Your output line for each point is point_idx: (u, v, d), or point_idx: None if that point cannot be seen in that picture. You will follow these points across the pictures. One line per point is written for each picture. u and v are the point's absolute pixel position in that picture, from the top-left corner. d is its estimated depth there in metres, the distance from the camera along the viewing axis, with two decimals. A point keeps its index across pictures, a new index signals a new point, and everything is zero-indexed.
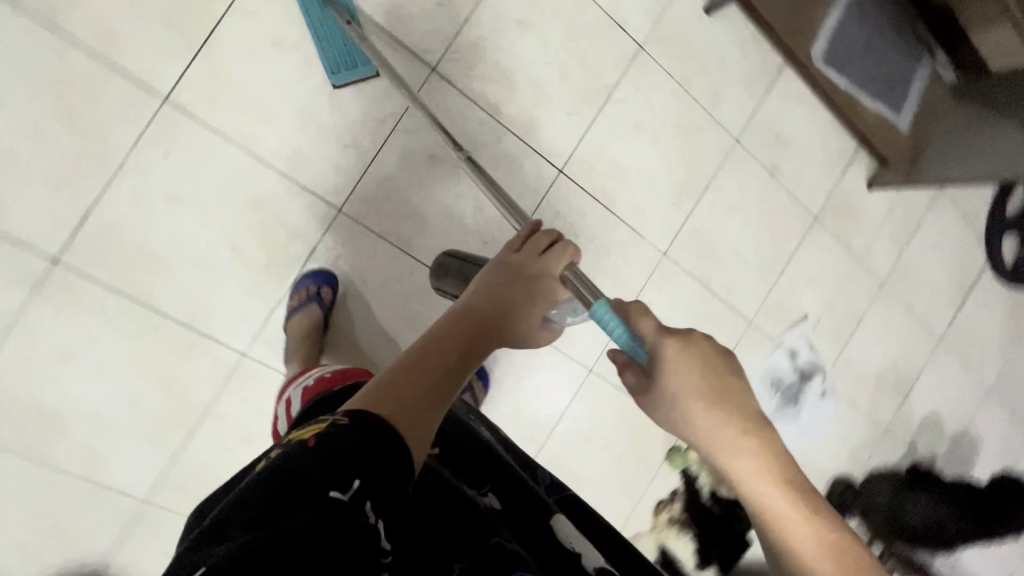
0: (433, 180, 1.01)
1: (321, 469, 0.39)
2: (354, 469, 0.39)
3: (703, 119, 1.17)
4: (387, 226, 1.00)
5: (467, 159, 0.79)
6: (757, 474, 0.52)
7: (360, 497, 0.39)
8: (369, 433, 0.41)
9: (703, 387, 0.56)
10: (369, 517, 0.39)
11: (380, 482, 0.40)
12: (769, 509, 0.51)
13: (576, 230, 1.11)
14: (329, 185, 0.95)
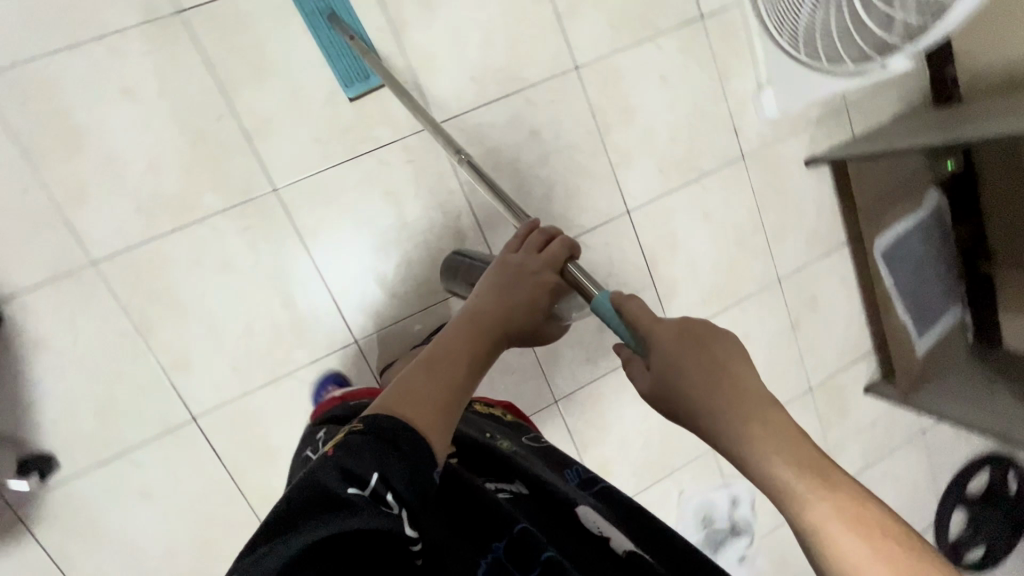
0: (523, 152, 1.07)
1: (340, 472, 0.44)
2: (363, 469, 0.44)
3: (762, 245, 1.25)
4: None
5: (465, 160, 0.79)
6: (808, 484, 0.46)
7: (376, 491, 0.44)
8: (380, 435, 0.47)
9: (737, 391, 0.51)
10: (389, 506, 0.44)
11: (395, 475, 0.45)
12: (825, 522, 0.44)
13: (612, 269, 1.15)
14: (440, 100, 1.01)
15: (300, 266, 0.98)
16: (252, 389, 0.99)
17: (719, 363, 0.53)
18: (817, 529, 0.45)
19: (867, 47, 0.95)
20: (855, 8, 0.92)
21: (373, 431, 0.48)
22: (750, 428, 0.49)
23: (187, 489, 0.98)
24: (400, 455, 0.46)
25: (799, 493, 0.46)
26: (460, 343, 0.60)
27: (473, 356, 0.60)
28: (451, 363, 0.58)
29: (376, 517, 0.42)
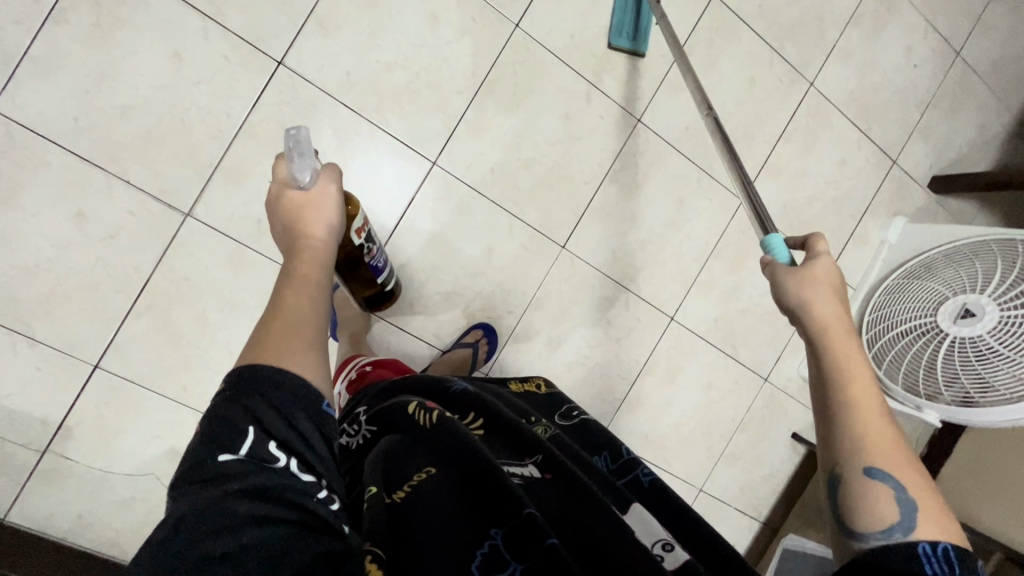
0: (661, 202, 1.16)
1: (212, 437, 0.44)
2: (237, 434, 0.44)
3: (717, 450, 1.28)
4: (625, 163, 1.13)
5: (710, 118, 0.81)
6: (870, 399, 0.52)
7: (257, 454, 0.44)
8: (242, 379, 0.47)
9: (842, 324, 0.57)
10: (274, 460, 0.44)
11: (270, 420, 0.45)
12: (871, 439, 0.50)
13: (622, 339, 1.18)
14: (657, 115, 1.13)
15: (465, 80, 1.02)
16: (336, 99, 0.97)
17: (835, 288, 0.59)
18: (873, 453, 0.49)
19: (921, 387, 1.10)
20: (935, 357, 1.08)
21: (232, 390, 0.46)
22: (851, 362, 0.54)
23: (203, 94, 0.92)
24: (270, 397, 0.46)
25: (870, 424, 0.51)
26: (288, 289, 0.57)
27: (314, 287, 0.58)
28: (292, 301, 0.55)
29: (257, 475, 0.43)
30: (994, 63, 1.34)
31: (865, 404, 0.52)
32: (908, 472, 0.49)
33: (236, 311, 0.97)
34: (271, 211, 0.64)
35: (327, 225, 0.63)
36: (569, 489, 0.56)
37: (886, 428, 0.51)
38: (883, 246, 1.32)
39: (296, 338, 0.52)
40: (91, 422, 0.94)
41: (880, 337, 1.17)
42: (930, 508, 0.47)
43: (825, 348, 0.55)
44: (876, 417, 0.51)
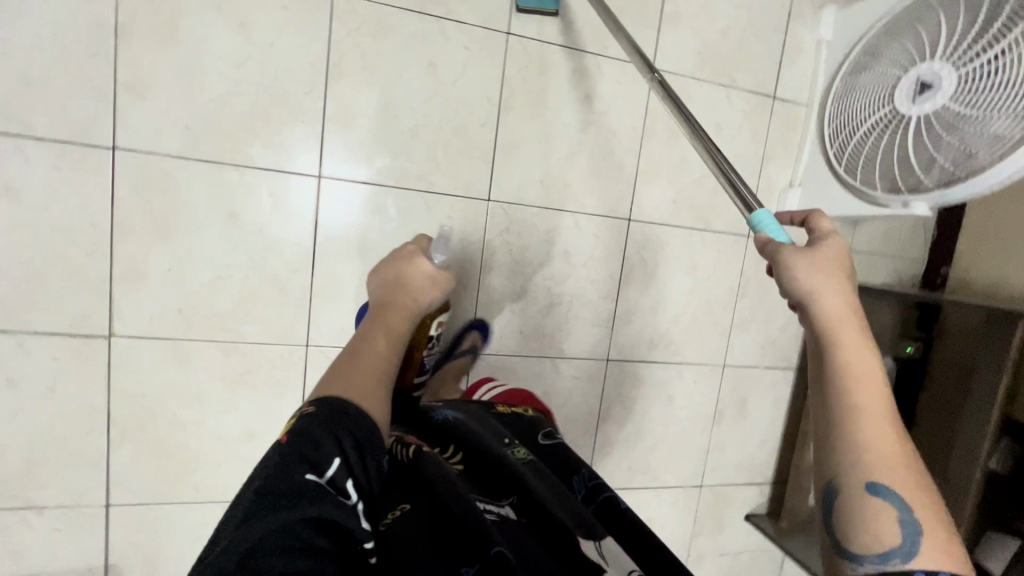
0: (569, 107, 1.06)
1: (289, 465, 0.51)
2: (323, 460, 0.53)
3: (723, 322, 1.26)
4: (515, 84, 1.03)
5: (655, 79, 0.88)
6: (877, 410, 0.54)
7: (331, 481, 0.52)
8: (334, 414, 0.57)
9: (852, 326, 0.59)
10: (343, 496, 0.53)
11: (347, 459, 0.55)
12: (878, 454, 0.52)
13: (588, 261, 1.14)
14: (526, 17, 1.01)
15: (309, 75, 0.92)
16: (189, 158, 0.89)
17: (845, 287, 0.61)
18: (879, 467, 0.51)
19: (901, 180, 1.02)
20: (907, 145, 0.99)
21: (320, 419, 0.56)
22: (857, 366, 0.56)
23: (57, 215, 0.86)
24: (347, 432, 0.56)
25: (875, 436, 0.53)
26: (369, 343, 0.72)
27: (388, 347, 0.74)
28: (368, 356, 0.70)
29: (322, 503, 0.50)
30: None
31: (874, 417, 0.54)
32: (912, 488, 0.51)
33: (207, 401, 0.96)
34: (380, 271, 0.85)
35: (422, 294, 0.83)
36: (540, 530, 0.58)
37: (892, 440, 0.53)
38: (822, 46, 1.19)
39: (367, 384, 0.64)
40: (132, 552, 0.97)
41: (849, 143, 1.09)
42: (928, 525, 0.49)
43: (836, 348, 0.57)
44: (885, 432, 0.53)
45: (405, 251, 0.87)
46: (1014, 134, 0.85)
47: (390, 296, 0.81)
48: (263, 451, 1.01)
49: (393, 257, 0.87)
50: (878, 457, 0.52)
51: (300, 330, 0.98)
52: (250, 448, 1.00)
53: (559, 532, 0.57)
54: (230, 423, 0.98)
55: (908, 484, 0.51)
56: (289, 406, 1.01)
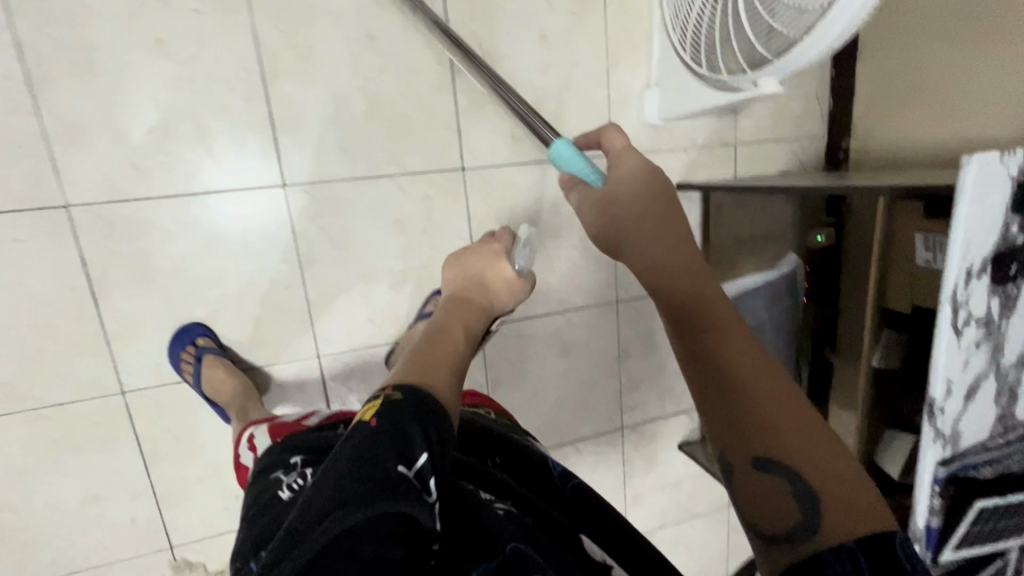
0: (352, 55, 0.90)
1: (390, 447, 0.44)
2: (411, 447, 0.44)
3: (605, 256, 1.14)
4: (274, 43, 0.86)
5: (444, 29, 0.83)
6: (741, 362, 0.47)
7: (422, 474, 0.44)
8: (421, 405, 0.48)
9: (687, 263, 0.53)
10: (428, 494, 0.43)
11: (435, 455, 0.46)
12: (766, 420, 0.45)
13: (429, 226, 1.00)
14: None
15: (9, 90, 0.77)
16: None
17: (660, 220, 0.55)
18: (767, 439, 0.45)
19: (742, 58, 0.86)
20: (738, 14, 0.82)
21: (413, 402, 0.48)
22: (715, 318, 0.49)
23: None
24: (428, 424, 0.47)
25: (751, 395, 0.46)
26: (437, 336, 0.62)
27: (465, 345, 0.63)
28: (437, 351, 0.59)
29: (413, 500, 0.41)
30: None
31: (752, 375, 0.47)
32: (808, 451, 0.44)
33: (28, 477, 0.88)
34: (450, 261, 0.76)
35: (503, 295, 0.74)
36: (549, 532, 0.49)
37: (782, 395, 0.46)
38: None
39: (433, 370, 0.55)
40: None
41: (688, 25, 0.92)
42: (840, 490, 0.42)
43: (693, 317, 0.50)
44: (774, 390, 0.46)
45: (492, 241, 0.78)
46: None
47: (467, 294, 0.72)
48: (115, 511, 0.93)
49: (474, 249, 0.77)
50: (761, 419, 0.46)
51: (110, 378, 0.89)
52: (98, 511, 0.92)
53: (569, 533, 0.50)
54: (66, 492, 0.90)
55: (783, 434, 0.45)
56: (127, 460, 0.92)
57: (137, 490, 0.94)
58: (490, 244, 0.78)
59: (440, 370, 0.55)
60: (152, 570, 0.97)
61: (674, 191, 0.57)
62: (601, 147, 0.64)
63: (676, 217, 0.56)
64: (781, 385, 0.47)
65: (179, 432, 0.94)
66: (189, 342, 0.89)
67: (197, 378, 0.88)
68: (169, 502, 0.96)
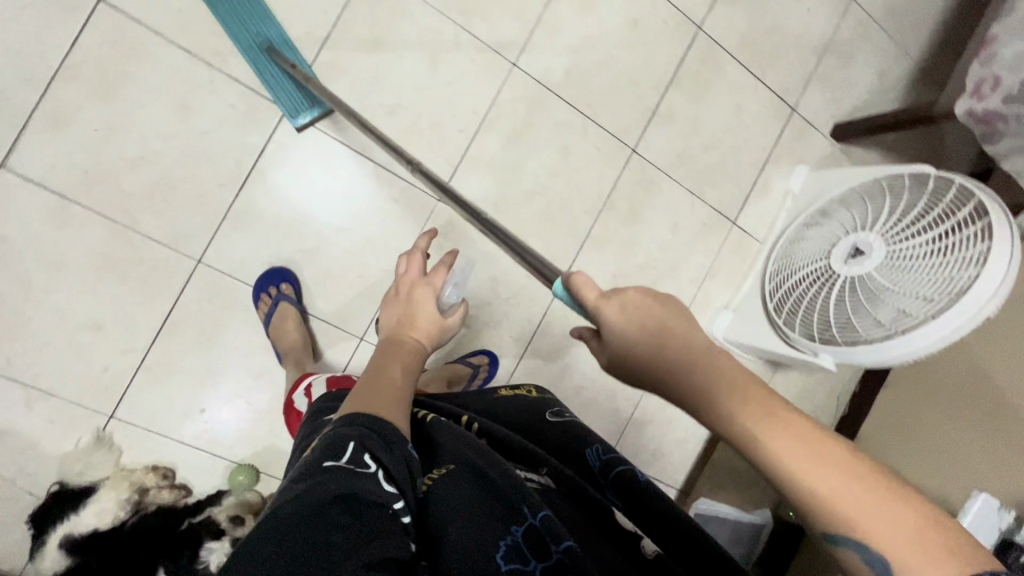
0: (544, 150, 1.10)
1: (316, 455, 0.46)
2: (340, 446, 0.46)
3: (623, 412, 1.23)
4: (504, 108, 1.07)
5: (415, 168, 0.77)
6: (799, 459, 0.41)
7: (353, 458, 0.45)
8: (348, 419, 0.50)
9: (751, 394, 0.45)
10: (366, 467, 0.45)
11: (366, 438, 0.47)
12: (823, 495, 0.40)
13: (511, 296, 1.13)
14: (534, 57, 1.07)
15: (318, 19, 0.95)
16: (167, 40, 0.89)
17: (663, 324, 0.50)
18: (837, 518, 0.40)
19: (816, 330, 1.05)
20: (830, 299, 1.02)
21: (343, 420, 0.50)
22: (734, 408, 0.45)
23: (10, 33, 0.83)
24: (356, 424, 0.49)
25: (801, 481, 0.41)
26: (375, 376, 0.61)
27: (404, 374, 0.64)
28: (376, 388, 0.58)
29: (353, 480, 0.43)
30: (890, 7, 1.31)
31: (793, 455, 0.42)
32: (876, 517, 0.39)
33: (64, 274, 0.89)
34: (384, 298, 0.76)
35: (435, 312, 0.74)
36: (581, 505, 0.57)
37: (831, 459, 0.41)
38: (788, 196, 1.27)
39: (376, 399, 0.56)
40: None
41: (784, 284, 1.13)
42: (936, 552, 0.37)
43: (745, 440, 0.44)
44: (838, 466, 0.41)
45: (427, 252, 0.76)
46: (920, 316, 0.90)
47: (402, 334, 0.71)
48: (98, 351, 0.91)
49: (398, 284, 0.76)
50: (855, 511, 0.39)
51: (199, 244, 0.94)
52: (85, 341, 0.91)
53: (596, 504, 0.57)
54: (78, 306, 0.90)
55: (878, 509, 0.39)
56: (150, 315, 0.93)
57: (134, 346, 0.93)
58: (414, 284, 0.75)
59: (379, 394, 0.57)
60: (75, 426, 0.92)
61: (665, 307, 0.50)
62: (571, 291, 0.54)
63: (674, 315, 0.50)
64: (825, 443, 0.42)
65: (209, 322, 0.96)
66: (272, 284, 0.96)
67: (274, 318, 0.95)
68: (147, 375, 0.94)
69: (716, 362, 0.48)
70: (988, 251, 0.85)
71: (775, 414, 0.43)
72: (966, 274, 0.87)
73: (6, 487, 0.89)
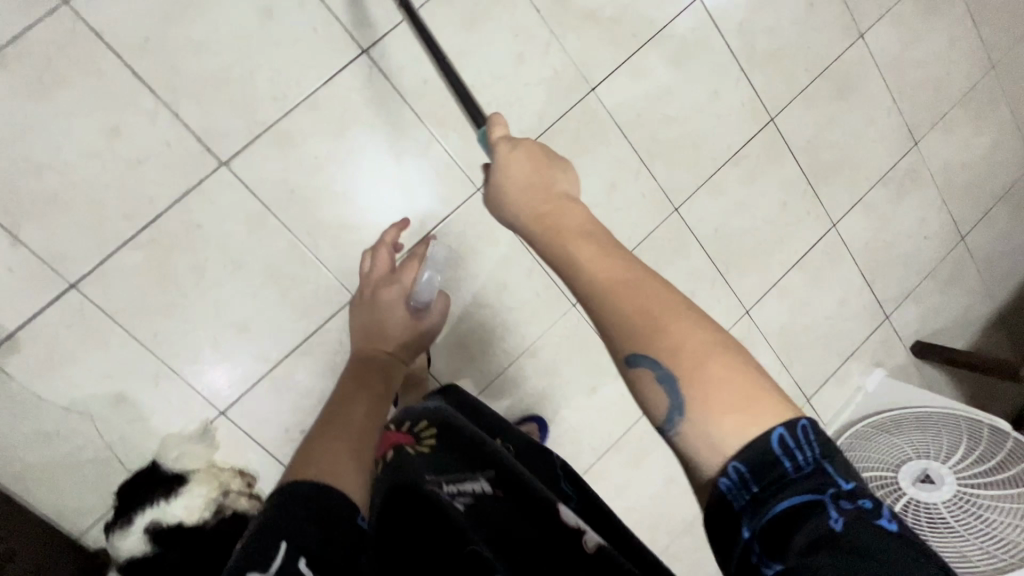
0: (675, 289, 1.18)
1: (243, 558, 0.49)
2: (268, 549, 0.49)
3: (656, 544, 1.28)
4: (655, 243, 1.15)
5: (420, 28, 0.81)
6: (632, 284, 0.52)
7: (275, 567, 0.49)
8: (280, 508, 0.54)
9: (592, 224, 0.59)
10: (298, 573, 0.49)
11: (294, 535, 0.51)
12: (664, 331, 0.49)
13: (601, 408, 1.18)
14: (694, 208, 1.17)
15: (531, 123, 1.04)
16: (406, 100, 0.98)
17: (542, 161, 0.63)
18: (656, 349, 0.48)
19: None
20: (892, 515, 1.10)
21: (268, 512, 0.53)
22: (584, 251, 0.56)
23: (279, 55, 0.91)
24: (282, 523, 0.52)
25: (631, 309, 0.50)
26: (330, 421, 0.79)
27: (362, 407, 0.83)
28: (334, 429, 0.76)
29: None
30: (991, 255, 1.45)
31: (634, 299, 0.51)
32: (696, 353, 0.48)
33: (236, 273, 0.93)
34: (353, 305, 0.98)
35: (403, 316, 0.95)
36: (524, 507, 0.55)
37: (652, 293, 0.51)
38: (859, 391, 1.37)
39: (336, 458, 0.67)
40: (48, 342, 0.87)
41: None
42: (730, 377, 0.46)
43: (584, 277, 0.54)
44: (647, 296, 0.51)
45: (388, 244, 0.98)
46: (981, 564, 1.02)
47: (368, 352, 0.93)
48: (235, 349, 0.95)
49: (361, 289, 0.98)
50: (682, 341, 0.48)
51: (360, 282, 1.00)
52: (228, 338, 0.94)
53: (538, 507, 0.55)
54: (235, 304, 0.94)
55: (684, 344, 0.48)
56: (293, 333, 0.97)
57: (267, 355, 0.97)
58: (381, 283, 0.96)
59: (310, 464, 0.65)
60: (187, 411, 0.94)
61: (551, 156, 0.64)
62: (486, 133, 0.67)
63: (556, 166, 0.64)
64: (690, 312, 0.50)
65: (340, 353, 1.01)
66: None
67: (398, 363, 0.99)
68: (268, 385, 0.98)
69: (576, 215, 0.60)
70: None
71: (610, 247, 0.56)
72: None
73: (107, 449, 0.91)
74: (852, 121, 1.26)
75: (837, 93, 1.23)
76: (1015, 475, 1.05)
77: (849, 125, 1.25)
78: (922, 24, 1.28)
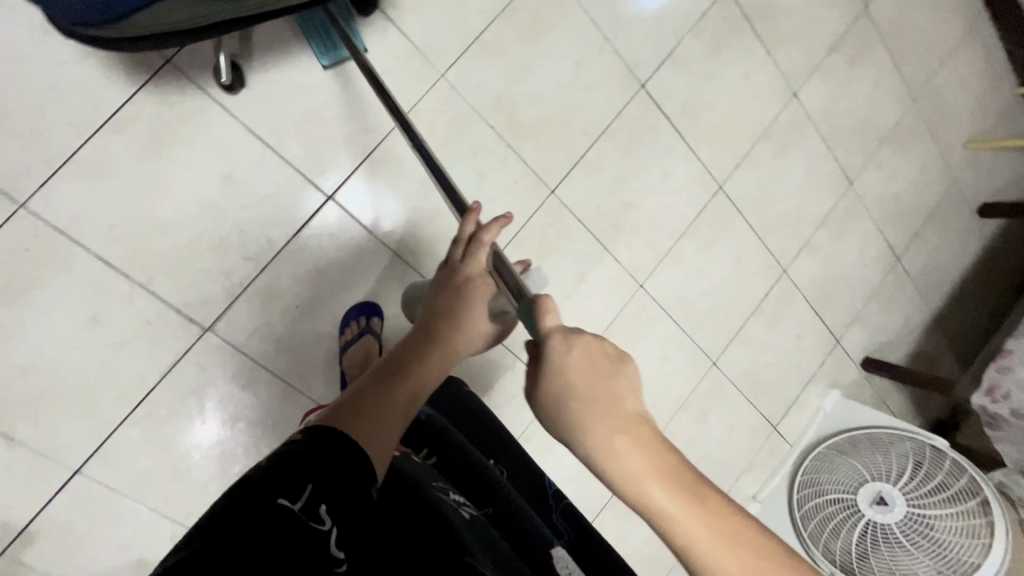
0: (647, 356, 1.27)
1: (276, 478, 0.45)
2: (297, 484, 0.45)
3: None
4: (625, 320, 1.23)
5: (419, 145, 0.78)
6: (664, 493, 0.47)
7: (307, 506, 0.44)
8: (313, 441, 0.48)
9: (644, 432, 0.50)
10: (320, 522, 0.44)
11: (330, 486, 0.46)
12: (703, 547, 0.46)
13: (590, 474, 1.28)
14: (657, 281, 1.24)
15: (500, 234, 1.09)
16: (374, 233, 1.01)
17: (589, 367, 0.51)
18: (689, 551, 0.47)
19: (837, 555, 1.24)
20: (855, 532, 1.24)
21: (305, 438, 0.48)
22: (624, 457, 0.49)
23: (246, 216, 0.92)
24: (315, 454, 0.47)
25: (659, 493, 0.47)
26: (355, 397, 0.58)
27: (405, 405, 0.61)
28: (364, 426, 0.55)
29: (297, 533, 0.42)
30: (925, 269, 1.59)
31: (689, 519, 0.47)
32: (705, 530, 0.46)
33: (235, 427, 0.97)
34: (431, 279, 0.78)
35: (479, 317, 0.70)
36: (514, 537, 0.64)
37: (693, 504, 0.47)
38: (818, 412, 1.51)
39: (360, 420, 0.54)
40: (61, 528, 0.89)
41: (807, 501, 1.32)
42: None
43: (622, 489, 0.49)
44: (689, 504, 0.47)
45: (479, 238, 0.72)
46: None
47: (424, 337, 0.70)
48: None
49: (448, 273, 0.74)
50: (708, 542, 0.46)
51: None
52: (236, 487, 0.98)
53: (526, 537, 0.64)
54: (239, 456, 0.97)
55: (727, 541, 0.46)
56: None
57: None
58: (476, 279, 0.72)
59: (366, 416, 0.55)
60: None
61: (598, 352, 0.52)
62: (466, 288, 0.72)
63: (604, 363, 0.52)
64: (709, 499, 0.48)
65: None
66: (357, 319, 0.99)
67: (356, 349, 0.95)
68: None
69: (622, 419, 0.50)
70: (988, 545, 1.14)
71: (659, 456, 0.49)
72: (971, 556, 1.16)
73: None
74: (794, 174, 1.34)
75: (777, 151, 1.31)
76: (953, 493, 1.21)
77: (791, 178, 1.34)
78: (849, 73, 1.36)
